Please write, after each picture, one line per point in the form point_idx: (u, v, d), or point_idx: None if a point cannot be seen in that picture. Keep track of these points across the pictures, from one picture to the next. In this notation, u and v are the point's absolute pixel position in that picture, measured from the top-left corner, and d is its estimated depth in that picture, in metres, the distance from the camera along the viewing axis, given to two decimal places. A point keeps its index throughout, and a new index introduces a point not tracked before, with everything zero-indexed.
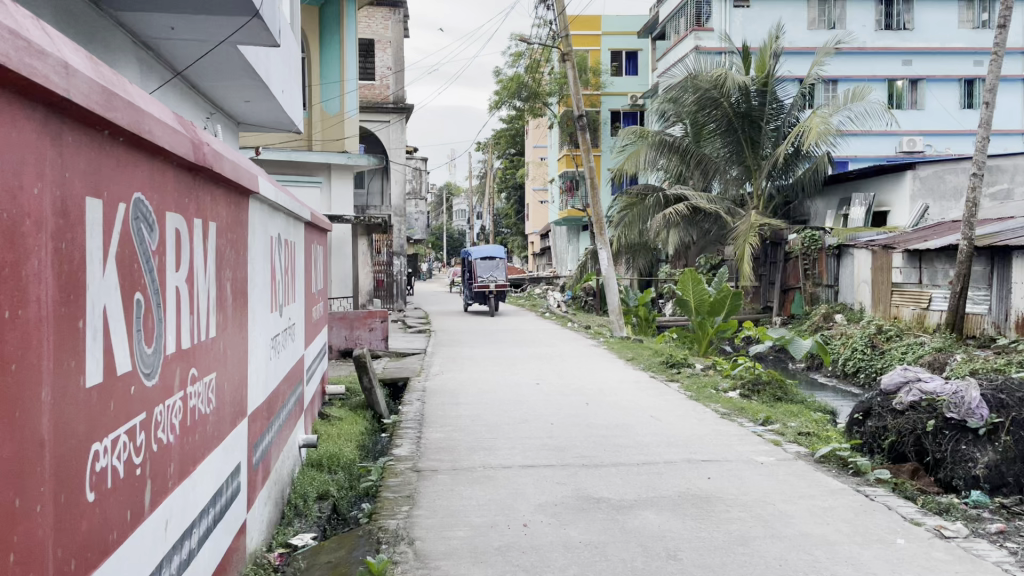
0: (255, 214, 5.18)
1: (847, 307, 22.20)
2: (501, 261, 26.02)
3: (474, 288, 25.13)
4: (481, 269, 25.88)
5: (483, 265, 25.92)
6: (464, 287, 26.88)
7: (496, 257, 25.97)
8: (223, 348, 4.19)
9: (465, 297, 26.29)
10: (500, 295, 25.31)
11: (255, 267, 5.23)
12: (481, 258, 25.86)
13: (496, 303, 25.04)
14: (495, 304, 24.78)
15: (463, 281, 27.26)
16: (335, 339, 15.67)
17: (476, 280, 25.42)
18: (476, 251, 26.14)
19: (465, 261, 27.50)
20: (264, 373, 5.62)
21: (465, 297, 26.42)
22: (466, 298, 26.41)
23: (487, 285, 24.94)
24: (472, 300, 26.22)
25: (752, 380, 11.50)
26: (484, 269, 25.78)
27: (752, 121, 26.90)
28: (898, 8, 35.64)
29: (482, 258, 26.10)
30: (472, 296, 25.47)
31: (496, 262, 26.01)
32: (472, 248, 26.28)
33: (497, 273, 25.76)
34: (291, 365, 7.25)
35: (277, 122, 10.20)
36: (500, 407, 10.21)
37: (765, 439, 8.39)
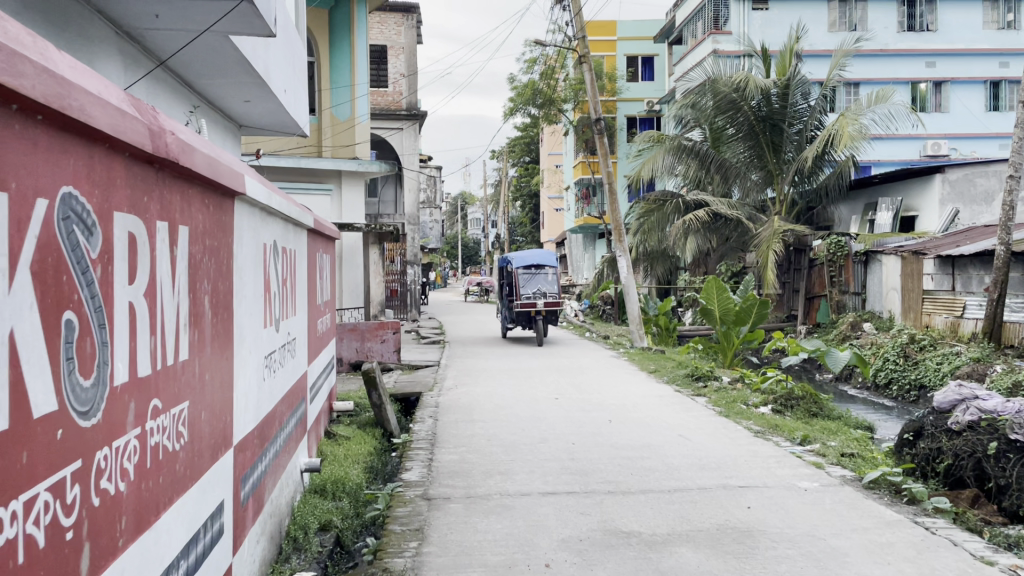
0: (242, 217, 4.59)
1: (875, 315, 21.38)
2: (550, 273, 20.06)
3: (517, 306, 19.17)
4: (527, 282, 19.82)
5: (529, 276, 19.88)
6: (502, 306, 20.95)
7: (543, 265, 20.05)
8: (197, 374, 3.62)
9: (503, 319, 20.31)
10: (549, 315, 19.43)
11: (244, 277, 4.64)
12: (524, 267, 19.89)
13: (544, 327, 19.23)
14: (541, 328, 19.02)
15: (500, 298, 21.40)
16: (345, 351, 15.16)
17: (518, 297, 19.47)
18: (520, 259, 20.08)
19: (501, 271, 21.59)
20: (256, 393, 5.04)
21: (504, 320, 20.47)
22: (506, 322, 20.47)
23: (536, 303, 19.00)
24: (513, 323, 20.27)
25: (785, 396, 10.83)
26: (530, 282, 19.76)
27: (775, 125, 26.14)
28: (921, 9, 34.94)
29: (529, 268, 19.99)
30: (513, 318, 19.60)
31: (544, 271, 20.03)
32: (514, 255, 20.27)
33: (546, 286, 19.74)
34: (291, 385, 6.64)
35: (280, 124, 9.68)
36: (518, 425, 9.61)
37: (806, 461, 7.75)
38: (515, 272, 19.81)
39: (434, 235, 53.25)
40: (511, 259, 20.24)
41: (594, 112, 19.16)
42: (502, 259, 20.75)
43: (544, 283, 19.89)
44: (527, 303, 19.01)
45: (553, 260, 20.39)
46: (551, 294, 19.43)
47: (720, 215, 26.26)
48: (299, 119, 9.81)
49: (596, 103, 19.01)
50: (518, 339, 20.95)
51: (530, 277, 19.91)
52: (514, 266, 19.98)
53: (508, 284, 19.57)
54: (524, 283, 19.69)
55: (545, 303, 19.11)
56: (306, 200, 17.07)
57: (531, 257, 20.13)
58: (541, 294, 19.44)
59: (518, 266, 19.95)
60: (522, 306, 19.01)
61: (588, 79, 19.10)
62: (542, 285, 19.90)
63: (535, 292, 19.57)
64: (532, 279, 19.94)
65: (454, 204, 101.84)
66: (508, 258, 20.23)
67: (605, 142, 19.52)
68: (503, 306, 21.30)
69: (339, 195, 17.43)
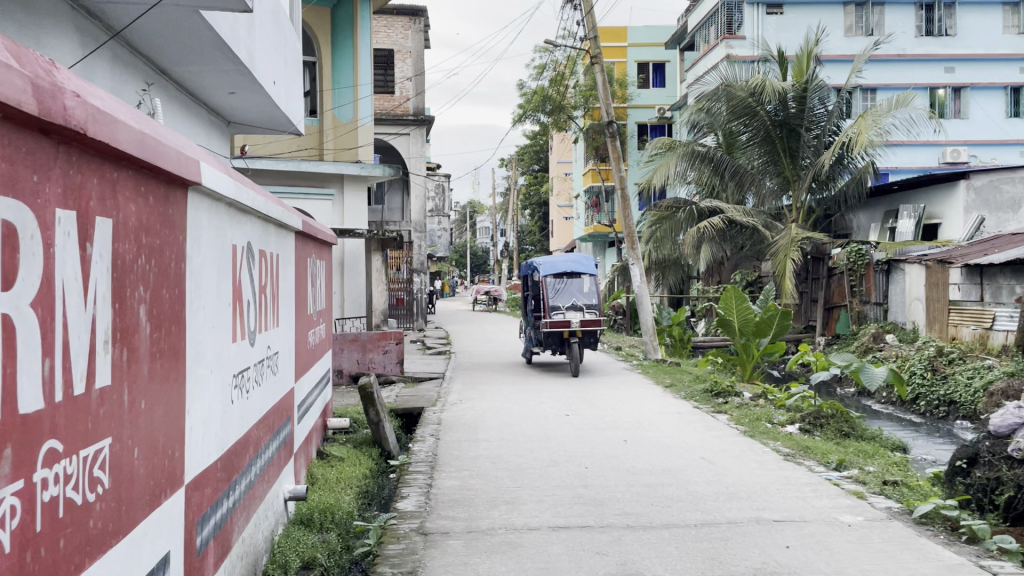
0: (200, 211, 3.87)
1: (898, 326, 20.52)
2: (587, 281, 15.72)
3: (545, 325, 14.90)
4: (559, 293, 15.44)
5: (563, 286, 15.50)
6: (527, 324, 16.73)
7: (578, 271, 15.74)
8: (126, 402, 2.91)
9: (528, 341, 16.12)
10: (586, 338, 15.10)
11: (202, 282, 3.92)
12: (554, 273, 15.62)
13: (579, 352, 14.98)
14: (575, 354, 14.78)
15: (525, 315, 17.18)
16: (346, 362, 14.49)
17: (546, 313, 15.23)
18: (549, 265, 15.67)
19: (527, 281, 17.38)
20: (220, 419, 4.31)
21: (528, 342, 16.18)
22: (531, 343, 16.19)
23: (571, 322, 14.68)
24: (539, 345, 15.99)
25: (813, 414, 10.09)
26: (563, 294, 15.41)
27: (792, 130, 25.39)
28: (939, 13, 34.18)
29: (563, 276, 15.63)
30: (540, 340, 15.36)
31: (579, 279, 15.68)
32: (542, 260, 15.91)
33: (582, 299, 15.45)
34: (272, 405, 5.92)
35: (271, 120, 9.05)
36: (526, 445, 8.86)
37: (845, 490, 7.00)
38: (543, 282, 15.46)
39: (442, 244, 52.60)
40: (538, 264, 15.86)
41: (606, 114, 18.37)
42: (526, 263, 16.48)
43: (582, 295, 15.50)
44: (557, 322, 14.68)
45: (590, 265, 16.01)
46: (589, 311, 15.04)
47: (735, 222, 25.49)
48: (293, 115, 9.14)
49: (609, 105, 18.33)
50: (545, 365, 16.84)
51: (563, 287, 15.61)
52: (542, 273, 15.63)
53: (534, 296, 15.36)
54: (555, 294, 15.34)
55: (582, 321, 14.81)
56: (307, 205, 16.41)
57: (563, 262, 15.75)
58: (577, 311, 15.04)
59: (546, 273, 15.61)
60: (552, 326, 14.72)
61: (600, 80, 18.37)
62: (579, 297, 15.49)
63: (570, 308, 15.18)
64: (563, 289, 15.58)
65: (463, 212, 101.34)
66: (533, 264, 15.90)
67: (616, 146, 18.71)
68: (528, 325, 17.03)
69: (341, 200, 16.74)
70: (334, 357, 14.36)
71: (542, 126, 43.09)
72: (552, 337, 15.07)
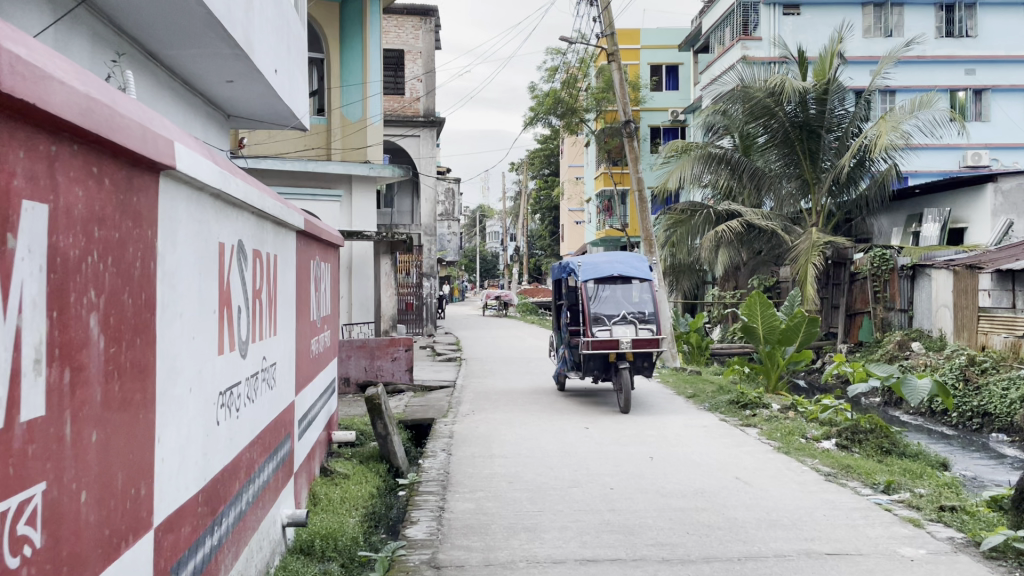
0: (175, 202, 3.28)
1: (924, 334, 19.82)
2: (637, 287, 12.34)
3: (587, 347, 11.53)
4: (603, 304, 12.10)
5: (607, 294, 12.18)
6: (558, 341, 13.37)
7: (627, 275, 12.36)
8: (68, 437, 2.33)
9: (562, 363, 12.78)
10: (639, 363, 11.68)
11: (179, 286, 3.33)
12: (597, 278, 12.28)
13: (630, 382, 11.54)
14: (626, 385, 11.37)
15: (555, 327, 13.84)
16: (353, 370, 13.93)
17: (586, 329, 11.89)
18: (590, 267, 12.33)
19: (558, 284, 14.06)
20: (202, 444, 3.71)
21: (560, 365, 12.90)
22: (564, 366, 12.89)
23: (620, 342, 11.36)
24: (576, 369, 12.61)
25: (851, 428, 9.45)
26: (608, 303, 12.08)
27: (812, 131, 24.75)
28: (960, 14, 33.46)
29: (608, 282, 12.30)
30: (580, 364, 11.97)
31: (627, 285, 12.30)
32: (580, 260, 12.61)
33: (633, 310, 12.08)
34: (268, 422, 5.34)
35: (273, 114, 8.50)
36: (544, 462, 8.27)
37: (899, 517, 6.37)
38: (583, 290, 12.16)
39: (452, 248, 52.07)
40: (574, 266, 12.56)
41: (622, 114, 17.71)
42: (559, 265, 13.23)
43: (633, 306, 12.16)
44: (602, 342, 11.35)
45: (641, 266, 12.70)
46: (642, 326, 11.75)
47: (754, 226, 24.85)
48: (296, 109, 8.58)
49: (626, 104, 17.66)
50: (581, 392, 13.47)
51: (607, 295, 12.23)
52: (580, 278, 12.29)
53: (573, 307, 12.02)
54: (597, 305, 12.02)
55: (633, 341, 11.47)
56: (314, 206, 15.82)
57: (607, 263, 12.44)
58: (626, 326, 11.74)
59: (585, 278, 12.26)
60: (595, 347, 11.40)
61: (617, 80, 17.76)
62: (628, 308, 12.17)
63: (617, 323, 11.85)
64: (607, 298, 12.23)
65: (473, 217, 100.86)
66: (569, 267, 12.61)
67: (632, 147, 18.08)
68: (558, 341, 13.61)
69: (349, 202, 16.21)
70: (341, 364, 13.80)
71: (554, 129, 42.57)
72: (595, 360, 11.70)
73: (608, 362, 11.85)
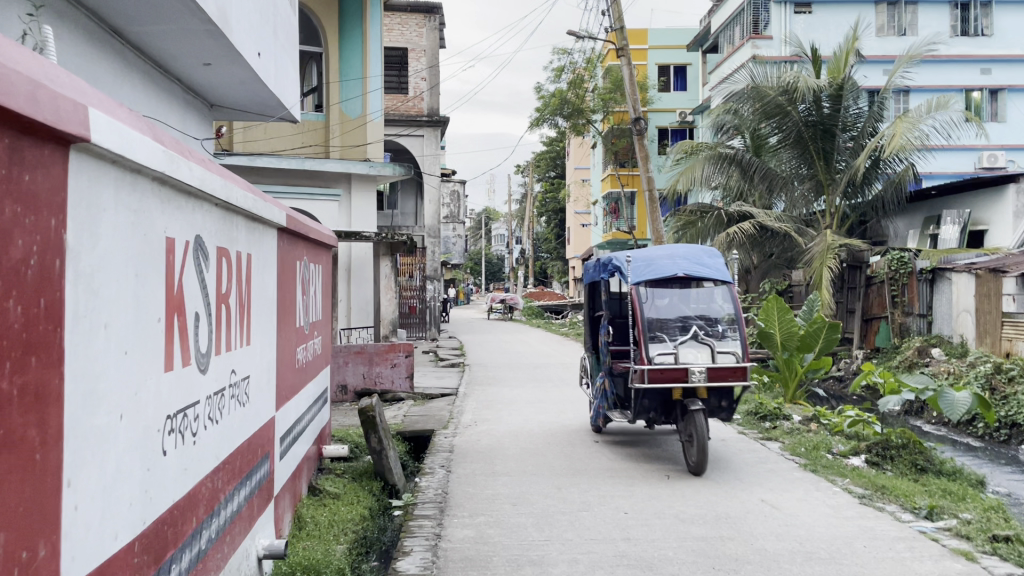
0: (96, 185, 2.63)
1: (944, 339, 19.11)
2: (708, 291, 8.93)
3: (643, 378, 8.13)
4: (663, 316, 8.69)
5: (666, 303, 8.80)
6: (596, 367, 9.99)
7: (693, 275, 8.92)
8: None
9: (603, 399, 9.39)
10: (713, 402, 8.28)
11: (104, 291, 2.69)
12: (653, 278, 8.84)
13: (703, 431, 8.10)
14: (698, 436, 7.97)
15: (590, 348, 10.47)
16: (351, 377, 13.46)
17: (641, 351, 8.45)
18: (643, 263, 8.92)
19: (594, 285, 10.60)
20: (141, 482, 3.08)
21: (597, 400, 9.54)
22: (602, 401, 9.56)
23: (689, 372, 8.08)
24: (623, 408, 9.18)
25: (882, 444, 8.78)
26: (666, 314, 8.71)
27: (827, 130, 24.05)
28: (975, 12, 32.76)
29: (669, 286, 8.89)
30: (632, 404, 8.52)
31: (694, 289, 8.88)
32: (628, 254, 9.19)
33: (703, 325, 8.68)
34: (239, 444, 4.69)
35: (258, 104, 7.95)
36: (552, 481, 7.60)
37: (949, 548, 5.69)
38: (635, 296, 8.77)
39: (457, 251, 51.50)
40: (620, 263, 9.14)
41: (632, 111, 16.95)
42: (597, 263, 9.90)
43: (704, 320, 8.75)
44: (665, 371, 8.08)
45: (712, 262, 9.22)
46: (717, 350, 8.39)
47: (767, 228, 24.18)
48: (283, 97, 7.97)
49: (636, 100, 16.97)
50: (625, 436, 10.04)
51: (668, 304, 8.79)
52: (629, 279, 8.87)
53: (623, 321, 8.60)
54: (652, 315, 8.65)
55: (707, 371, 8.15)
56: (313, 206, 15.22)
57: (668, 259, 9.03)
58: (696, 347, 8.38)
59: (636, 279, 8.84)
60: (655, 379, 8.10)
61: (627, 74, 16.99)
62: (697, 322, 8.75)
63: (682, 343, 8.45)
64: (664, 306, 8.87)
65: (478, 220, 100.28)
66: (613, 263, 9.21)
67: (642, 144, 17.18)
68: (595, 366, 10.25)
69: (348, 202, 15.57)
70: (338, 371, 13.35)
71: (560, 130, 41.98)
72: (653, 396, 8.35)
73: (670, 399, 8.46)
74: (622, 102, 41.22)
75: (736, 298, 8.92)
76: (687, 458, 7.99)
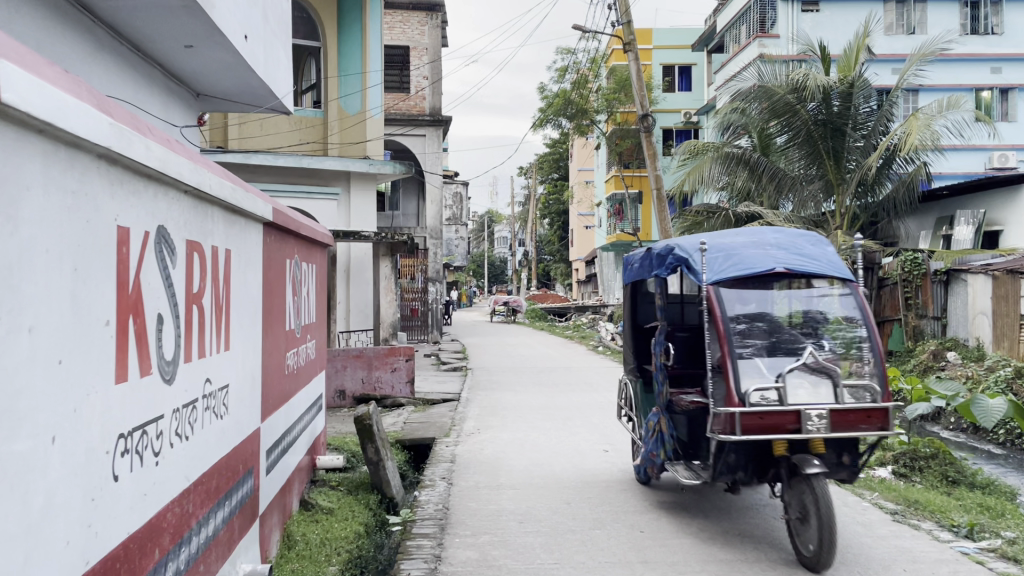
0: (14, 159, 2.15)
1: (960, 343, 18.59)
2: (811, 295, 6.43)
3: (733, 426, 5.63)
4: (752, 332, 6.18)
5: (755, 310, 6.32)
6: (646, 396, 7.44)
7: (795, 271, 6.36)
8: None
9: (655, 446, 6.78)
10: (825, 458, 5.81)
11: (26, 289, 2.21)
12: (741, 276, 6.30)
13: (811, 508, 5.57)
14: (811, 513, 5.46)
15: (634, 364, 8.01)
16: (349, 382, 12.99)
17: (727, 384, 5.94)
18: (721, 254, 6.47)
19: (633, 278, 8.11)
20: (83, 515, 2.60)
21: (650, 445, 6.95)
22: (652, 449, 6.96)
23: (802, 417, 5.58)
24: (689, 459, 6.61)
25: (910, 456, 8.28)
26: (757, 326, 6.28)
27: (837, 130, 23.55)
28: (985, 11, 32.30)
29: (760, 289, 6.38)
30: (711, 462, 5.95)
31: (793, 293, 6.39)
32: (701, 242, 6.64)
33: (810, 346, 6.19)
34: (215, 461, 4.20)
35: (244, 93, 7.66)
36: (560, 495, 7.10)
37: (998, 572, 5.17)
38: (713, 303, 6.22)
39: (459, 253, 51.06)
40: (686, 253, 6.61)
41: (639, 108, 16.46)
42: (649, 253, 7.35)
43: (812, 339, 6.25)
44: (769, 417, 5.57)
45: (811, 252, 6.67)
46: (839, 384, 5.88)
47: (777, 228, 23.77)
48: (273, 83, 7.66)
49: (643, 96, 16.48)
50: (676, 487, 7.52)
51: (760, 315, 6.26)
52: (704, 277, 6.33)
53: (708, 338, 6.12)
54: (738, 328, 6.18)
55: (827, 414, 5.66)
56: (310, 205, 14.72)
57: (756, 250, 6.55)
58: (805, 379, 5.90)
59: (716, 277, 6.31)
60: (748, 428, 5.59)
61: (633, 69, 16.48)
62: (803, 342, 6.26)
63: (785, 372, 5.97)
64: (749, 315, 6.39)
65: (480, 222, 99.86)
66: (677, 254, 6.64)
67: (650, 141, 16.75)
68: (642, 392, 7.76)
69: (346, 201, 15.10)
70: (337, 375, 12.91)
71: (563, 131, 41.55)
72: (741, 450, 5.85)
73: (764, 453, 5.94)
74: (627, 102, 40.78)
75: (863, 307, 6.37)
76: (798, 545, 5.43)
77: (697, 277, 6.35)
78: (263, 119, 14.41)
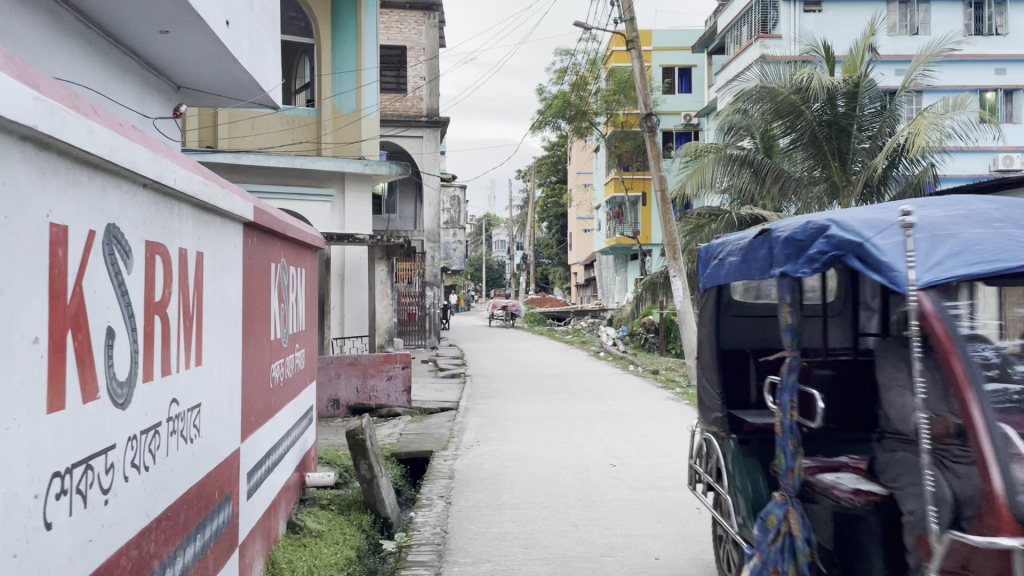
0: None
1: None
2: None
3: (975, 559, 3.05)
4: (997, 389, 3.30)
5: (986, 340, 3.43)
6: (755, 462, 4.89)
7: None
8: None
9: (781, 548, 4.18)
10: None
11: None
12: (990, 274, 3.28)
13: None
14: None
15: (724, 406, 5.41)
16: (343, 391, 12.50)
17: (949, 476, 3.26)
18: (930, 234, 3.44)
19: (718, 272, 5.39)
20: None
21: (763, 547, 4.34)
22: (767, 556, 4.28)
23: None
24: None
25: None
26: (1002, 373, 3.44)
27: (843, 130, 23.29)
28: (989, 11, 31.93)
29: (998, 305, 3.45)
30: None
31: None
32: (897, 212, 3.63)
33: None
34: (183, 491, 3.71)
35: (224, 83, 7.67)
36: (566, 516, 6.63)
37: None
38: (928, 328, 3.30)
39: (457, 257, 50.63)
40: (849, 233, 3.69)
41: (642, 107, 15.95)
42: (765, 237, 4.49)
43: None
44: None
45: None
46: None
47: None
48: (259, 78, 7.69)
49: (646, 95, 15.98)
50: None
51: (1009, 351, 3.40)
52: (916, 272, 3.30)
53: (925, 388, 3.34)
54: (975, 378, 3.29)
55: None
56: (303, 207, 14.26)
57: (995, 230, 3.49)
58: None
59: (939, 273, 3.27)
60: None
61: (636, 67, 15.98)
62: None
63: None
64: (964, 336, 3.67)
65: (478, 225, 99.42)
66: (831, 239, 3.73)
67: (654, 142, 16.22)
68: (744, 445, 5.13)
69: (341, 202, 14.63)
70: (330, 384, 12.42)
71: (562, 134, 41.16)
72: None
73: None
74: (627, 104, 40.36)
75: None
76: None
77: (886, 279, 3.37)
78: (253, 118, 13.93)
